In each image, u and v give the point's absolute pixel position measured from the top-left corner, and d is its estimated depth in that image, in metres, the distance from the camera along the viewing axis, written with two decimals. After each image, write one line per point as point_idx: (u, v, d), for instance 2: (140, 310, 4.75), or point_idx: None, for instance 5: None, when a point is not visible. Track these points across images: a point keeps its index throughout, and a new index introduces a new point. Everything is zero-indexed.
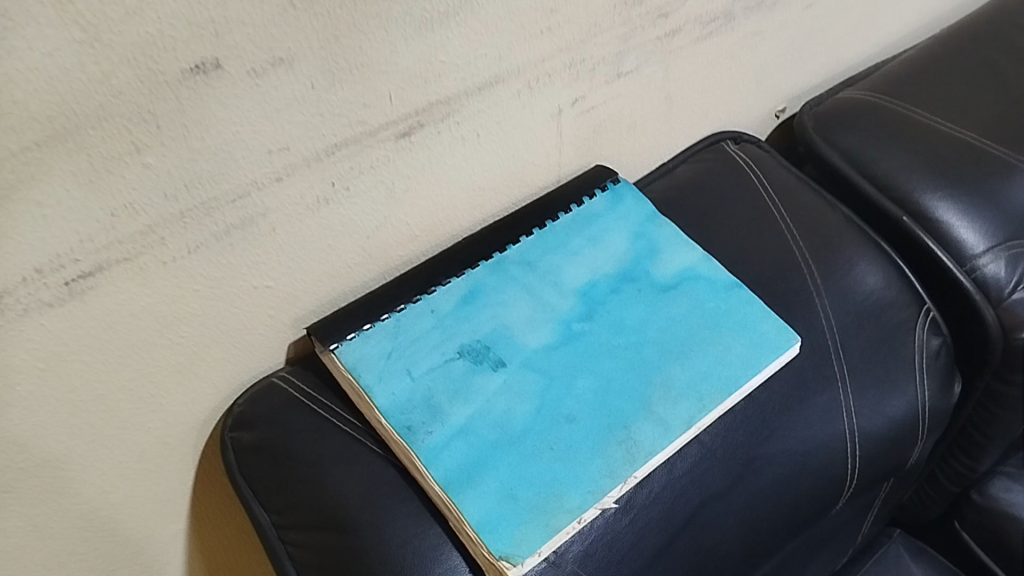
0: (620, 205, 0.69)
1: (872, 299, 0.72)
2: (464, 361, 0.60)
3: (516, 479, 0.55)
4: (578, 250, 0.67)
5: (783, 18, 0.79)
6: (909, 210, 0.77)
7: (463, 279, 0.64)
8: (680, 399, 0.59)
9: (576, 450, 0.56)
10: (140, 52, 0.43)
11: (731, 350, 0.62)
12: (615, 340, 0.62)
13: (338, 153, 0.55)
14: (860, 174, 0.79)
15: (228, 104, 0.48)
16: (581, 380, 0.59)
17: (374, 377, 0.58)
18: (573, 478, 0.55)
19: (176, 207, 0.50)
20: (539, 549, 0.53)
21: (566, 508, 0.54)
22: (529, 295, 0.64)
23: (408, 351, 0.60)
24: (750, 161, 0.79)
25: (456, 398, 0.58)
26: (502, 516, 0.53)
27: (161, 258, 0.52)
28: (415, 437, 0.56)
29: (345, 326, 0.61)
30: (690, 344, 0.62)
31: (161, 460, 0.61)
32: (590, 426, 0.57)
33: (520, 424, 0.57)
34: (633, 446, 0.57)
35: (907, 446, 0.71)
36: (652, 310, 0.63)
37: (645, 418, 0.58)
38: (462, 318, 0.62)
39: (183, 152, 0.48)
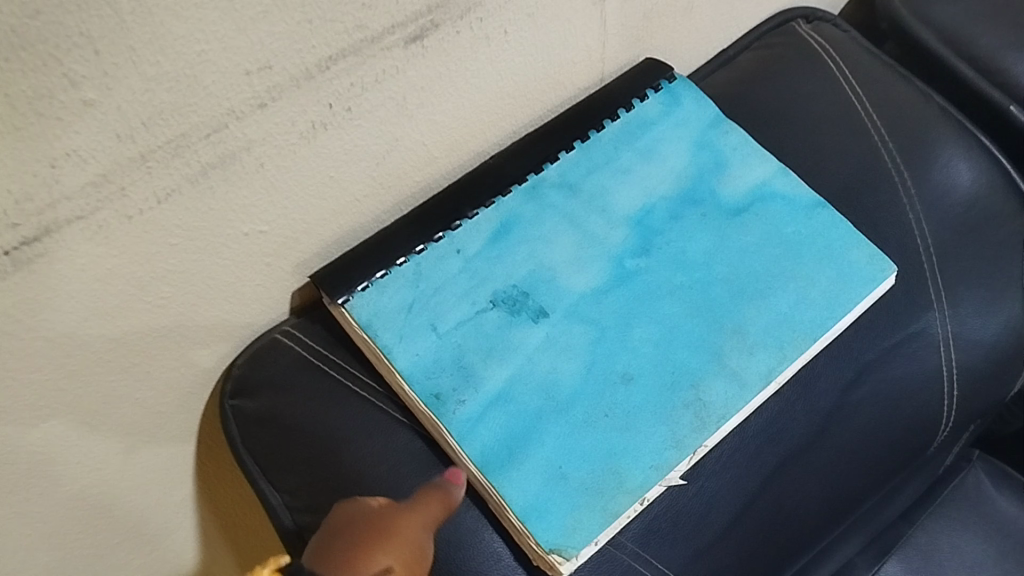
0: (677, 108, 0.58)
1: (973, 208, 0.62)
2: (499, 311, 0.51)
3: (566, 454, 0.47)
4: (629, 168, 0.56)
5: None
6: (1016, 97, 0.64)
7: (494, 209, 0.54)
8: (757, 348, 0.50)
9: (636, 416, 0.48)
10: None
11: (816, 285, 0.52)
12: (676, 279, 0.52)
13: (334, 68, 0.44)
14: (959, 57, 0.66)
15: (186, 16, 0.37)
16: (638, 329, 0.51)
17: (393, 337, 0.50)
18: (633, 451, 0.47)
19: (134, 150, 0.40)
20: (596, 538, 0.45)
21: (626, 487, 0.46)
22: (573, 227, 0.54)
23: (433, 301, 0.51)
24: (827, 45, 0.67)
25: (492, 357, 0.50)
26: (552, 499, 0.46)
27: (124, 211, 0.42)
28: (445, 408, 0.48)
29: (356, 275, 0.51)
30: (767, 280, 0.53)
31: (155, 430, 0.53)
32: (651, 386, 0.49)
33: (568, 386, 0.49)
34: (702, 409, 0.48)
35: (1009, 378, 0.62)
36: (719, 239, 0.54)
37: (717, 374, 0.49)
38: (494, 258, 0.53)
39: (134, 82, 0.38)
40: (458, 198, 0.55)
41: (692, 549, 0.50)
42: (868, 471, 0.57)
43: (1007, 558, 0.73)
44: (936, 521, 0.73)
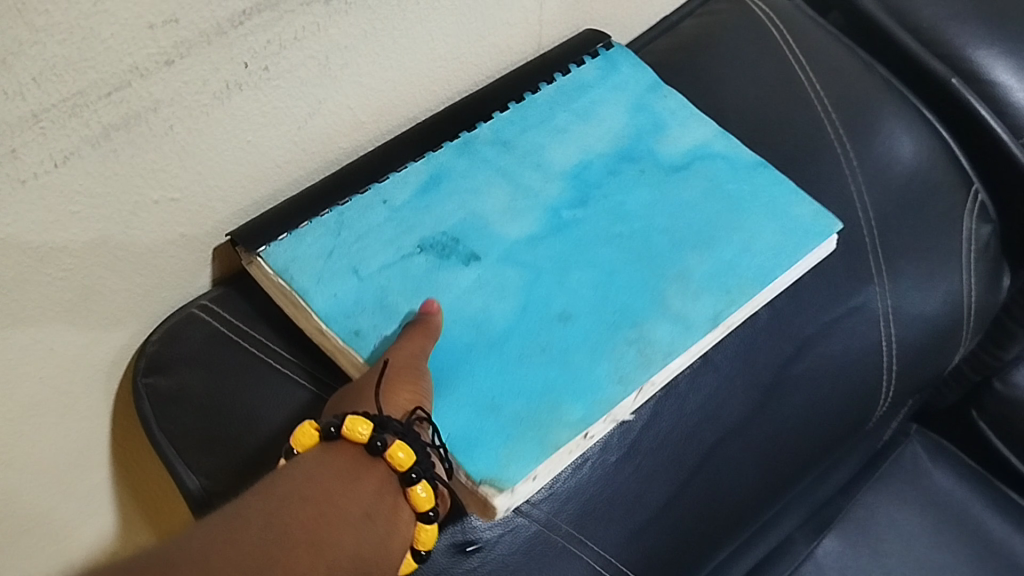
0: (615, 72, 0.57)
1: (914, 181, 0.61)
2: (427, 256, 0.49)
3: (500, 388, 0.44)
4: (566, 126, 0.55)
5: None
6: (957, 69, 0.63)
7: (423, 163, 0.53)
8: (701, 292, 0.49)
9: (574, 354, 0.46)
10: None
11: (762, 235, 0.51)
12: (614, 230, 0.51)
13: (249, 24, 0.42)
14: (901, 27, 0.65)
15: None
16: (574, 274, 0.49)
17: (311, 279, 0.48)
18: (572, 385, 0.45)
19: (24, 108, 0.36)
20: (533, 472, 0.42)
21: (566, 420, 0.43)
22: (505, 180, 0.52)
23: (355, 247, 0.49)
24: (770, 12, 0.65)
25: (417, 296, 0.47)
26: (483, 431, 0.43)
27: (16, 175, 0.38)
28: (365, 344, 0.45)
29: (270, 225, 0.49)
30: (709, 230, 0.51)
31: (65, 410, 0.50)
32: (590, 326, 0.47)
33: (501, 324, 0.47)
34: (646, 346, 0.46)
35: (948, 352, 0.62)
36: (658, 192, 0.53)
37: (659, 315, 0.48)
38: (423, 209, 0.51)
39: (23, 34, 0.34)
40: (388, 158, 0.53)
41: (628, 529, 0.49)
42: (809, 445, 0.57)
43: (942, 529, 0.73)
44: (875, 495, 0.73)
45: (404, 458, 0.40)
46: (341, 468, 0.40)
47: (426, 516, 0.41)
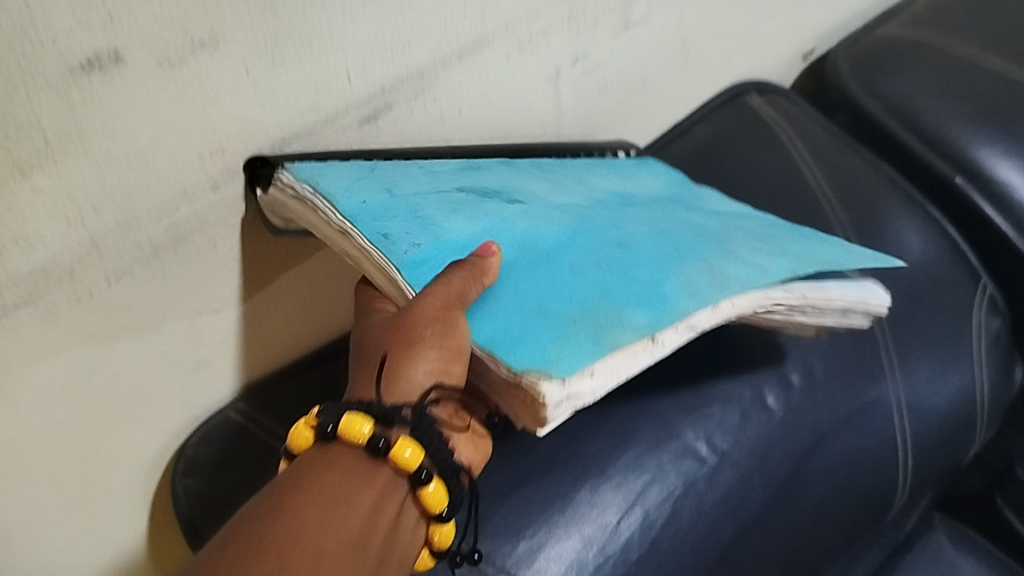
0: (649, 164, 0.58)
1: (924, 275, 0.63)
2: (466, 196, 0.45)
3: (549, 296, 0.39)
4: (608, 176, 0.55)
5: None
6: (962, 169, 0.66)
7: (459, 160, 0.51)
8: (770, 258, 0.45)
9: (636, 277, 0.41)
10: (7, 46, 0.33)
11: (823, 248, 0.49)
12: (666, 220, 0.49)
13: (289, 150, 0.45)
14: (905, 128, 0.68)
15: (138, 104, 0.38)
16: (629, 234, 0.46)
17: (339, 187, 0.42)
18: (639, 297, 0.39)
19: (84, 233, 0.40)
20: (589, 368, 0.34)
21: (631, 324, 0.37)
22: (546, 180, 0.51)
23: (389, 178, 0.44)
24: (778, 117, 0.69)
25: (455, 215, 0.43)
26: (530, 327, 0.36)
27: (73, 295, 0.41)
28: (394, 246, 0.39)
29: (290, 156, 0.44)
30: (766, 236, 0.49)
31: (106, 510, 0.52)
32: (653, 262, 0.43)
33: (549, 252, 0.42)
34: (720, 276, 0.42)
35: (964, 443, 0.63)
36: (705, 215, 0.51)
37: (730, 261, 0.44)
38: (462, 175, 0.48)
39: (83, 168, 0.38)
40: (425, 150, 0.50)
41: None
42: (828, 536, 0.58)
43: None
44: None
45: (411, 456, 0.35)
46: (328, 486, 0.35)
47: (441, 517, 0.37)
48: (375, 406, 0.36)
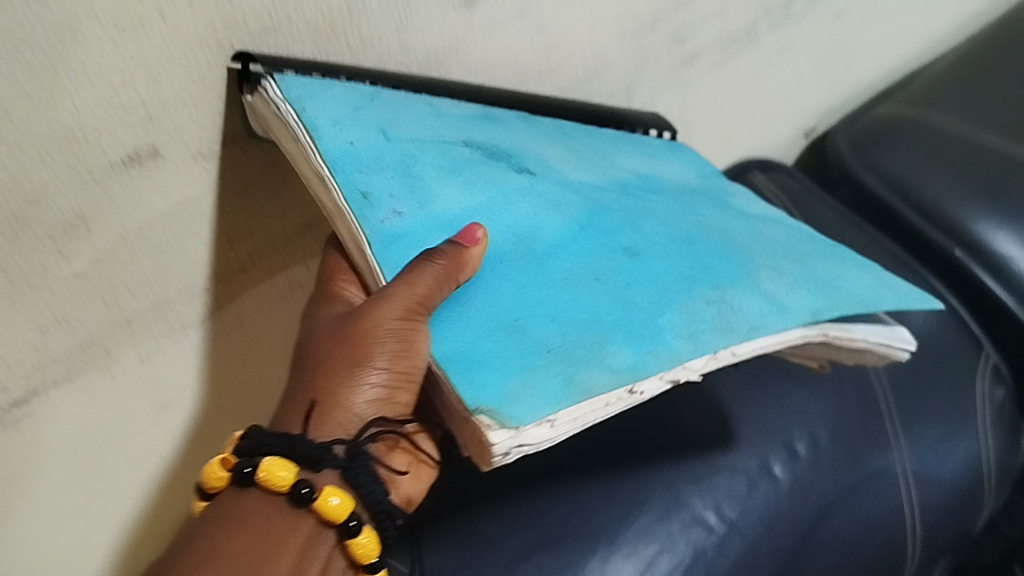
0: (680, 152, 0.54)
1: (927, 345, 0.65)
2: (472, 153, 0.41)
3: (530, 312, 0.33)
4: (635, 155, 0.51)
5: (814, 30, 0.69)
6: (961, 241, 0.67)
7: (477, 104, 0.46)
8: (797, 288, 0.39)
9: (636, 298, 0.35)
10: (56, 149, 0.37)
11: (856, 278, 0.43)
12: (691, 219, 0.44)
13: (309, 235, 0.50)
14: (903, 201, 0.71)
15: (173, 193, 0.42)
16: (645, 230, 0.41)
17: (327, 118, 0.37)
18: (630, 329, 0.33)
19: (119, 314, 0.44)
20: (549, 413, 0.29)
21: (610, 364, 0.31)
22: (565, 148, 0.46)
23: (390, 113, 0.40)
24: (781, 195, 0.73)
25: (451, 178, 0.39)
26: (498, 348, 0.31)
27: (107, 371, 0.46)
28: (371, 212, 0.35)
29: (290, 61, 0.39)
30: (797, 256, 0.43)
31: (133, 547, 0.58)
32: (661, 273, 0.37)
33: (546, 244, 0.37)
34: (730, 314, 0.36)
35: (973, 512, 0.64)
36: (737, 220, 0.46)
37: (748, 289, 0.38)
38: (472, 125, 0.43)
39: (122, 252, 0.42)
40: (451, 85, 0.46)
41: None
42: None
43: None
44: None
45: (338, 505, 0.35)
46: (245, 551, 0.35)
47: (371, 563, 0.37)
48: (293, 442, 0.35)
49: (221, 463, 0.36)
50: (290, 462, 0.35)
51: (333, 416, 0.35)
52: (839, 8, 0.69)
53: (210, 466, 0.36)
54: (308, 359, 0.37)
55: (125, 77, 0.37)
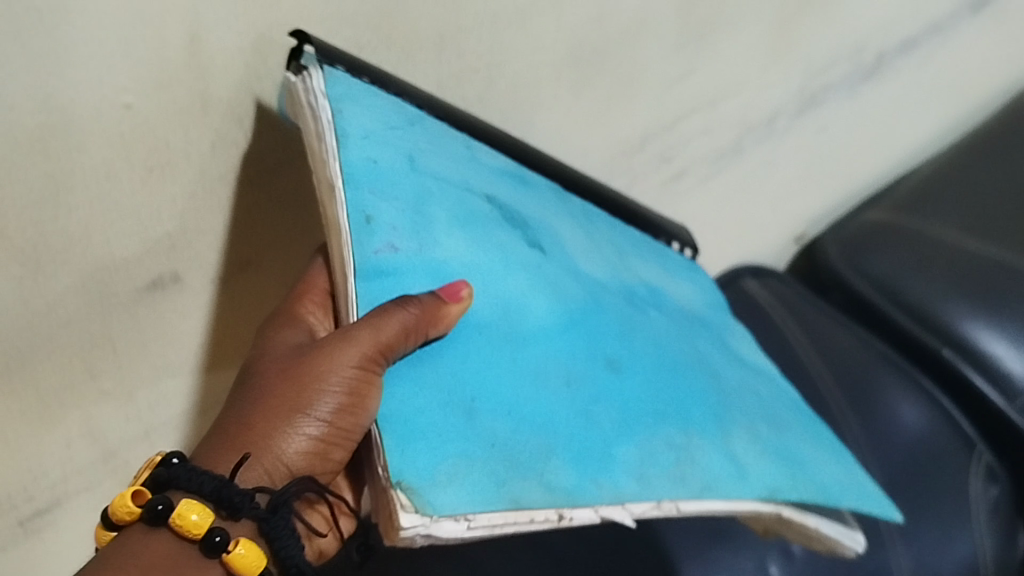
0: (700, 272, 0.56)
1: (917, 444, 0.67)
2: (490, 210, 0.42)
3: (489, 397, 0.33)
4: (654, 265, 0.52)
5: (797, 144, 0.73)
6: (950, 342, 0.70)
7: (512, 164, 0.48)
8: (767, 459, 0.40)
9: (600, 416, 0.36)
10: (89, 278, 0.41)
11: (831, 469, 0.45)
12: (682, 344, 0.45)
13: None
14: (893, 304, 0.73)
15: (191, 313, 0.46)
16: (635, 342, 0.42)
17: (358, 127, 0.38)
18: (581, 450, 0.34)
19: (140, 427, 0.48)
20: (467, 512, 0.29)
21: (549, 482, 0.31)
22: (583, 234, 0.47)
23: (424, 150, 0.41)
24: (773, 300, 0.75)
25: (460, 229, 0.39)
26: (446, 425, 0.31)
27: (125, 479, 0.49)
28: (368, 238, 0.34)
29: (343, 57, 0.40)
30: (776, 422, 0.45)
31: None
32: (634, 397, 0.38)
33: (531, 326, 0.38)
34: (687, 464, 0.36)
35: None
36: (730, 363, 0.48)
37: (715, 442, 0.39)
38: (496, 183, 0.44)
39: (143, 369, 0.46)
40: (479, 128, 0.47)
41: None
42: None
43: None
44: None
45: (247, 557, 0.31)
46: None
47: None
48: (219, 484, 0.31)
49: (132, 495, 0.32)
50: (208, 508, 0.31)
51: (260, 451, 0.34)
52: (819, 122, 0.74)
53: (120, 497, 0.32)
54: (253, 387, 0.36)
55: (153, 212, 0.41)
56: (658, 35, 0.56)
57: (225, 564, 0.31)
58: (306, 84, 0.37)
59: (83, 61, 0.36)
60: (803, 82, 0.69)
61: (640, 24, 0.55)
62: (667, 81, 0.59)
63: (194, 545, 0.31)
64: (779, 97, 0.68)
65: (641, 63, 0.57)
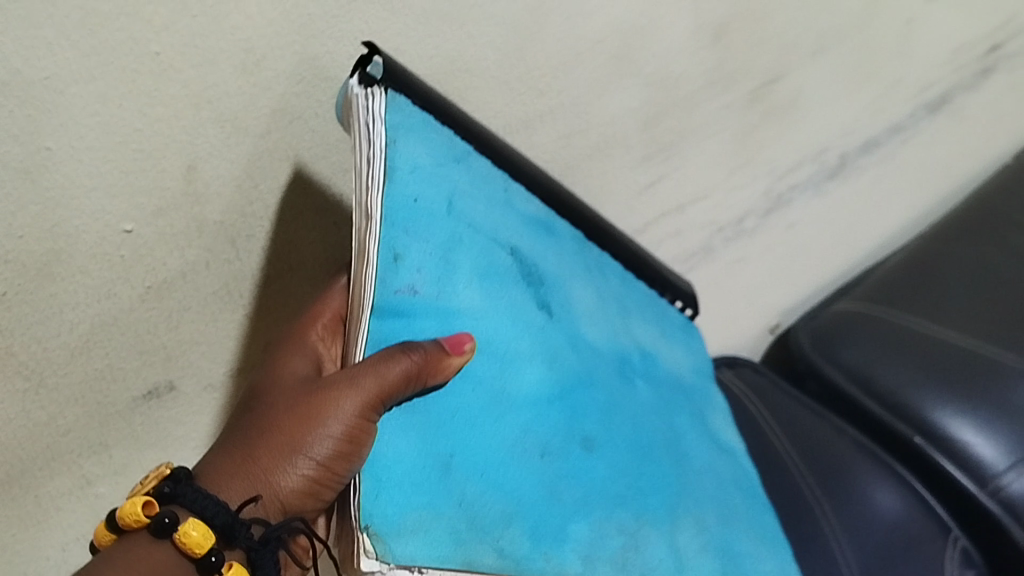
0: (693, 337, 0.60)
1: (892, 530, 0.69)
2: (514, 264, 0.44)
3: (466, 457, 0.36)
4: (657, 330, 0.55)
5: (765, 241, 0.77)
6: (921, 430, 0.71)
7: (541, 209, 0.50)
8: (705, 554, 0.46)
9: (563, 491, 0.40)
10: (88, 388, 0.43)
11: (772, 567, 0.50)
12: (659, 424, 0.48)
13: None
14: (868, 394, 0.75)
15: (185, 420, 0.48)
16: (616, 422, 0.45)
17: (408, 161, 0.40)
18: (538, 522, 0.38)
19: None
20: (420, 564, 0.33)
21: (502, 548, 0.36)
22: (595, 291, 0.50)
23: (464, 192, 0.43)
24: (747, 390, 0.77)
25: (484, 283, 0.41)
26: (424, 481, 0.35)
27: None
28: (392, 278, 0.37)
29: (404, 79, 0.42)
30: (729, 513, 0.50)
31: None
32: (599, 478, 0.42)
33: (524, 390, 0.40)
34: (630, 551, 0.41)
35: None
36: (702, 438, 0.52)
37: (661, 531, 0.43)
38: (529, 231, 0.47)
39: (139, 475, 0.48)
40: (517, 164, 0.49)
41: None
42: None
43: None
44: None
45: None
46: None
47: None
48: (225, 515, 0.33)
49: (143, 504, 0.32)
50: (211, 530, 0.32)
51: (260, 485, 0.34)
52: (787, 220, 0.77)
53: (128, 503, 0.32)
54: (261, 418, 0.36)
55: (150, 325, 0.44)
56: (625, 147, 0.60)
57: None
58: (365, 103, 0.39)
59: (89, 192, 0.39)
60: (769, 183, 0.73)
61: (608, 138, 0.59)
62: (637, 188, 0.63)
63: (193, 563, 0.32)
64: (747, 197, 0.72)
65: (612, 174, 0.61)
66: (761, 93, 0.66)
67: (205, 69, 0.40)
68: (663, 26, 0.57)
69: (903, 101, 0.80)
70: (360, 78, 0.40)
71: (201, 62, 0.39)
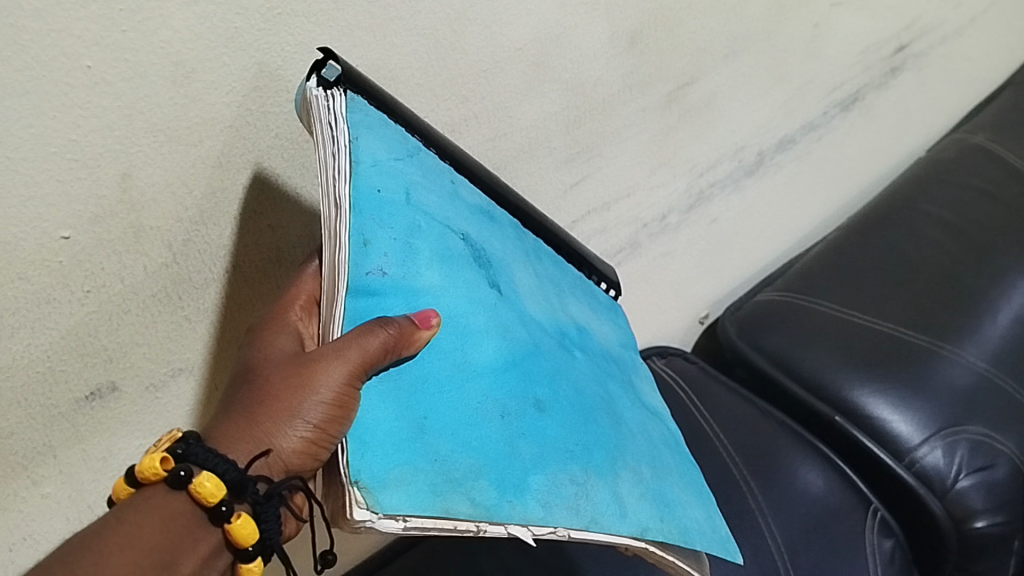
0: (618, 313, 0.61)
1: (818, 505, 0.73)
2: (467, 247, 0.45)
3: (438, 418, 0.38)
4: (590, 309, 0.57)
5: (690, 236, 0.81)
6: (842, 409, 0.76)
7: (482, 198, 0.51)
8: (643, 501, 0.46)
9: (521, 447, 0.41)
10: (30, 392, 0.45)
11: (698, 516, 0.51)
12: (596, 387, 0.50)
13: None
14: (792, 379, 0.79)
15: (128, 419, 0.50)
16: (560, 385, 0.46)
17: (369, 156, 0.42)
18: (502, 472, 0.39)
19: (78, 526, 0.51)
20: (405, 514, 0.34)
21: (474, 497, 0.37)
22: (532, 270, 0.52)
23: (419, 182, 0.45)
24: (676, 377, 0.82)
25: (439, 265, 0.43)
26: (397, 440, 0.36)
27: None
28: (363, 261, 0.39)
29: (363, 84, 0.44)
30: (661, 468, 0.51)
31: None
32: (550, 435, 0.43)
33: (483, 360, 0.42)
34: (582, 498, 0.42)
35: None
36: (631, 401, 0.54)
37: (606, 480, 0.44)
38: (474, 216, 0.48)
39: (84, 473, 0.50)
40: (460, 161, 0.50)
41: None
42: None
43: None
44: None
45: (247, 535, 0.36)
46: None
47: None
48: (235, 471, 0.36)
49: (160, 459, 0.36)
50: (223, 482, 0.36)
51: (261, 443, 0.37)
52: (710, 216, 0.81)
53: (149, 458, 0.36)
54: (258, 387, 0.39)
55: (90, 327, 0.46)
56: (549, 148, 0.64)
57: (223, 532, 0.36)
58: (326, 103, 0.41)
59: (25, 201, 0.41)
60: (690, 181, 0.77)
61: (531, 141, 0.62)
62: (563, 187, 0.66)
63: (204, 512, 0.36)
64: (669, 195, 0.76)
65: (540, 174, 0.64)
66: (676, 95, 0.70)
67: (136, 81, 0.42)
68: (579, 34, 0.60)
69: (815, 101, 0.85)
70: (318, 82, 0.42)
71: (131, 75, 0.41)
